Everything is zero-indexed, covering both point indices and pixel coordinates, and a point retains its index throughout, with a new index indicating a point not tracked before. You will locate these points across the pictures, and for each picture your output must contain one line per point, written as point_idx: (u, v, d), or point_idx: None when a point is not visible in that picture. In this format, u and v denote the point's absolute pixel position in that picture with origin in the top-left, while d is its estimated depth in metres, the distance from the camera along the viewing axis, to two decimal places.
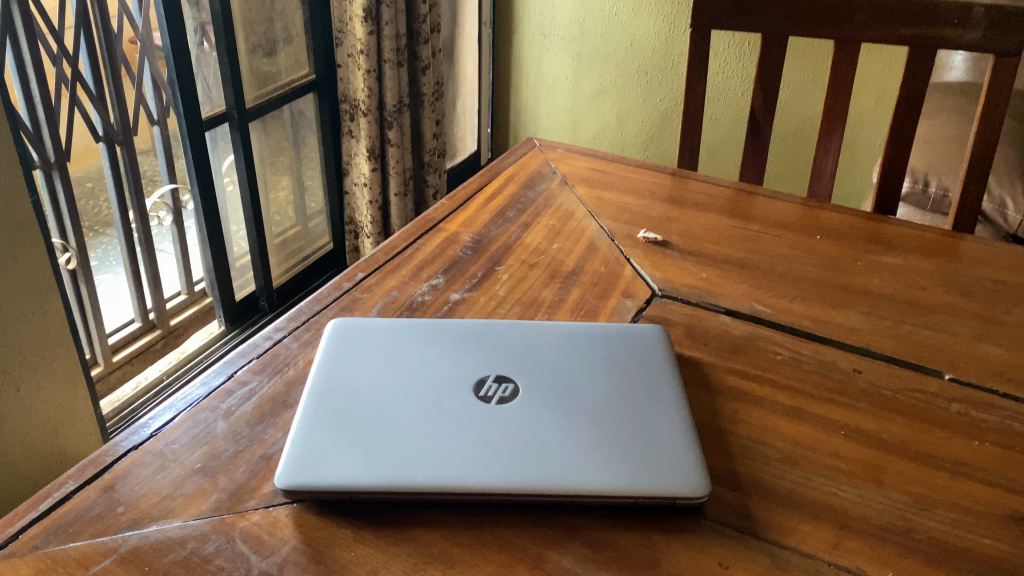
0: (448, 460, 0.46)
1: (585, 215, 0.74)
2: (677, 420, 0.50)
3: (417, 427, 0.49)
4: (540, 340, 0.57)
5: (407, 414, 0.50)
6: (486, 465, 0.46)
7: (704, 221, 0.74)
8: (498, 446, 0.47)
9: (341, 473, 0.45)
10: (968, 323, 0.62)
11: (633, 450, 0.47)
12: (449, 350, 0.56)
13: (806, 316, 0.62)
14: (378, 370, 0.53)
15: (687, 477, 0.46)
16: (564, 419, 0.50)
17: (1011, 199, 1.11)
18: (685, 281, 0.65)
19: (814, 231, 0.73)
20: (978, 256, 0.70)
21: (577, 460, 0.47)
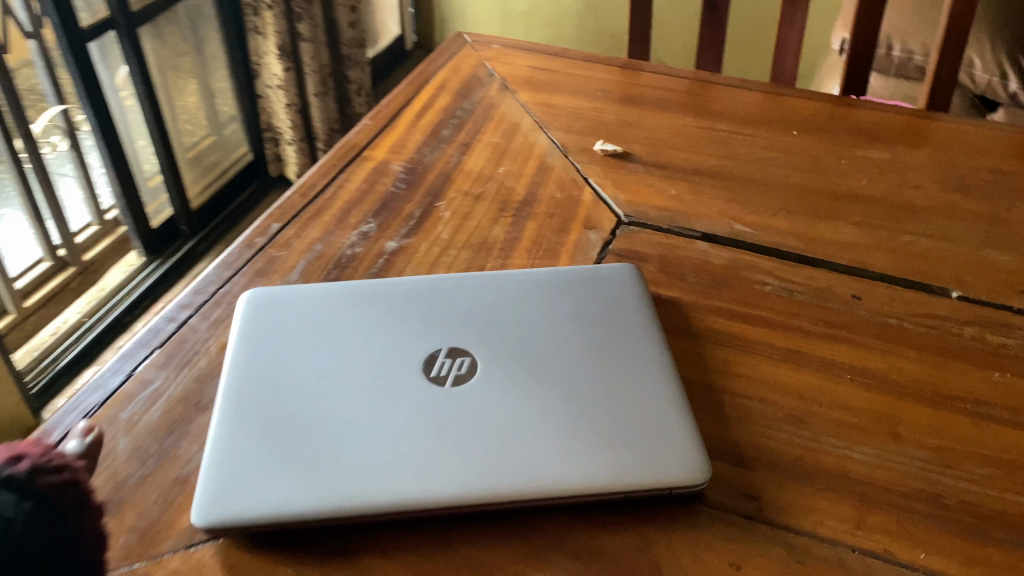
0: (403, 466, 0.39)
1: (532, 126, 0.65)
2: (665, 385, 0.43)
3: (362, 425, 0.41)
4: (496, 291, 0.49)
5: (348, 408, 0.42)
6: (450, 469, 0.39)
7: (667, 123, 0.65)
8: (462, 441, 0.40)
9: (275, 497, 0.37)
10: (971, 226, 0.55)
11: (617, 431, 0.40)
12: (390, 316, 0.47)
13: (793, 234, 0.55)
14: (308, 352, 0.45)
15: (682, 461, 0.39)
16: (535, 396, 0.42)
17: (978, 57, 1.05)
18: (653, 202, 0.57)
19: (790, 126, 0.65)
20: (971, 142, 0.63)
21: (558, 450, 0.39)
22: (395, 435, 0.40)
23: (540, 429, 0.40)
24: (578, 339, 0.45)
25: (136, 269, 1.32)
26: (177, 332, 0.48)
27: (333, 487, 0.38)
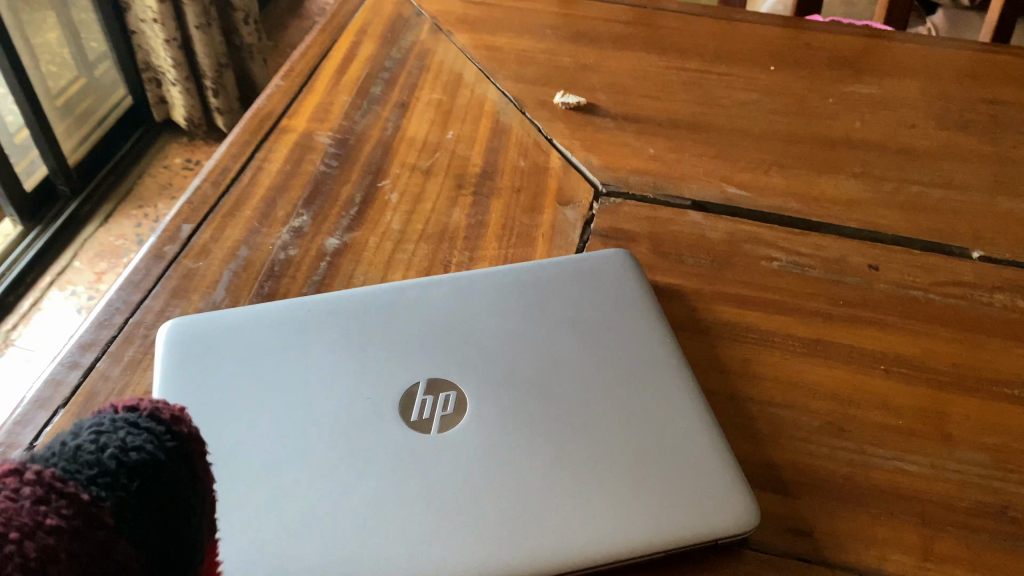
0: (406, 546, 0.31)
1: (477, 76, 0.56)
2: (698, 405, 0.36)
3: (344, 490, 0.33)
4: (477, 292, 0.41)
5: (323, 467, 0.33)
6: (465, 543, 0.31)
7: (629, 66, 0.58)
8: (473, 503, 0.32)
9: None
10: (977, 170, 0.50)
11: (650, 473, 0.34)
12: (355, 334, 0.39)
13: (791, 194, 0.48)
14: (259, 390, 0.36)
15: (729, 504, 0.33)
16: (552, 432, 0.35)
17: None
18: (631, 166, 0.50)
19: (765, 60, 0.58)
20: (956, 69, 0.57)
21: (591, 504, 0.33)
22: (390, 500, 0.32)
23: (565, 478, 0.33)
24: (587, 348, 0.38)
25: (13, 241, 1.15)
26: (85, 382, 0.38)
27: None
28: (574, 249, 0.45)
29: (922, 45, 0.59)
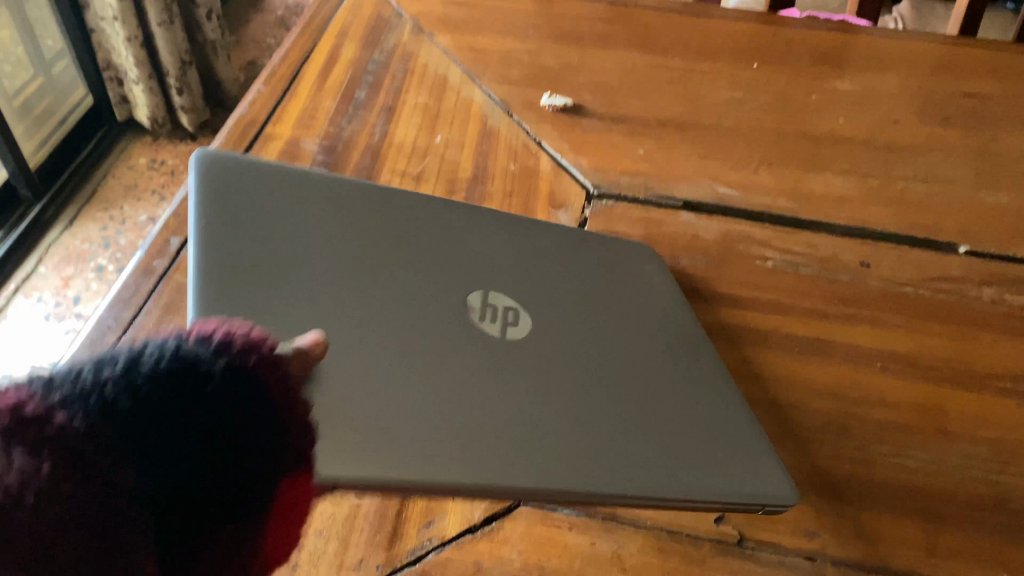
0: (522, 434, 0.28)
1: (462, 79, 0.56)
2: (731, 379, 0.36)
3: (448, 365, 0.30)
4: (537, 227, 0.40)
5: (410, 342, 0.30)
6: (572, 438, 0.29)
7: (613, 65, 0.58)
8: (575, 408, 0.30)
9: (363, 453, 0.25)
10: (960, 165, 0.51)
11: (712, 425, 0.33)
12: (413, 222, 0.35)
13: (782, 192, 0.49)
14: (331, 246, 0.32)
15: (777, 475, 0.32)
16: (634, 364, 0.34)
17: None
18: (622, 167, 0.50)
19: (747, 56, 0.59)
20: (933, 63, 0.58)
21: (666, 436, 0.31)
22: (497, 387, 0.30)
23: (655, 404, 0.32)
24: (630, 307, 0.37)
25: None
26: None
27: (445, 450, 0.26)
28: None
29: (899, 39, 0.61)
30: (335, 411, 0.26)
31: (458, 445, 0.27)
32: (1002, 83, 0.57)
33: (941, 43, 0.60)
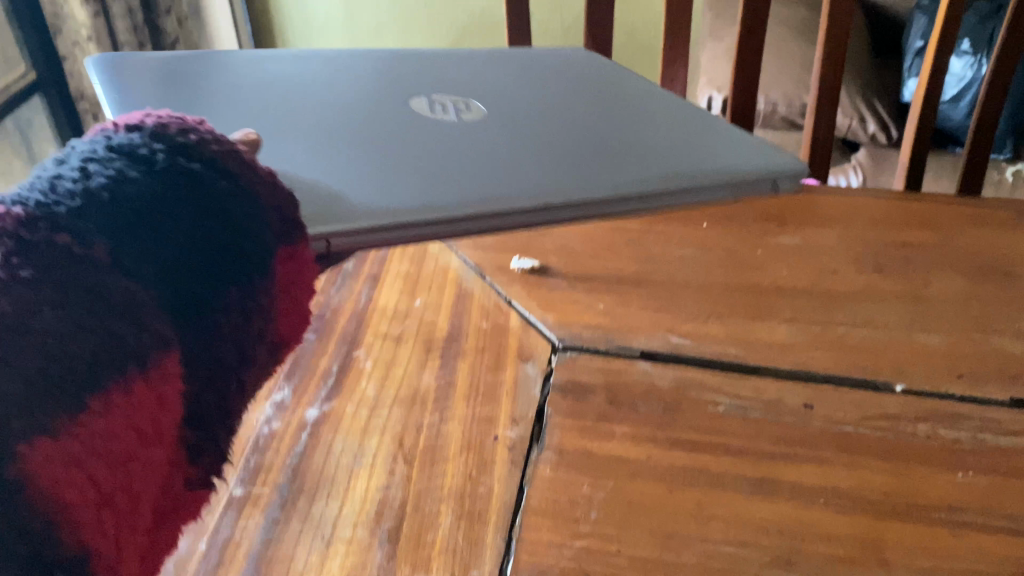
0: (486, 154, 0.45)
1: (441, 248, 0.62)
2: (653, 112, 0.54)
3: (426, 129, 0.47)
4: (459, 59, 0.58)
5: (396, 127, 0.47)
6: (535, 156, 0.46)
7: (578, 229, 0.64)
8: (535, 146, 0.47)
9: (385, 170, 0.42)
10: (895, 309, 0.55)
11: (631, 142, 0.49)
12: (327, 90, 0.50)
13: (731, 340, 0.53)
14: (319, 93, 0.50)
15: (744, 163, 0.49)
16: (568, 120, 0.51)
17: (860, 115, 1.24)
18: (584, 321, 0.55)
19: (699, 217, 0.65)
20: (868, 216, 0.64)
21: (604, 154, 0.47)
22: (439, 158, 0.44)
23: (595, 142, 0.48)
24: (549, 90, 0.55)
25: None
26: None
27: (438, 172, 0.43)
28: (537, 402, 0.49)
29: (836, 195, 0.67)
30: (361, 154, 0.43)
31: (447, 167, 0.43)
32: (935, 233, 0.62)
33: (874, 198, 0.67)
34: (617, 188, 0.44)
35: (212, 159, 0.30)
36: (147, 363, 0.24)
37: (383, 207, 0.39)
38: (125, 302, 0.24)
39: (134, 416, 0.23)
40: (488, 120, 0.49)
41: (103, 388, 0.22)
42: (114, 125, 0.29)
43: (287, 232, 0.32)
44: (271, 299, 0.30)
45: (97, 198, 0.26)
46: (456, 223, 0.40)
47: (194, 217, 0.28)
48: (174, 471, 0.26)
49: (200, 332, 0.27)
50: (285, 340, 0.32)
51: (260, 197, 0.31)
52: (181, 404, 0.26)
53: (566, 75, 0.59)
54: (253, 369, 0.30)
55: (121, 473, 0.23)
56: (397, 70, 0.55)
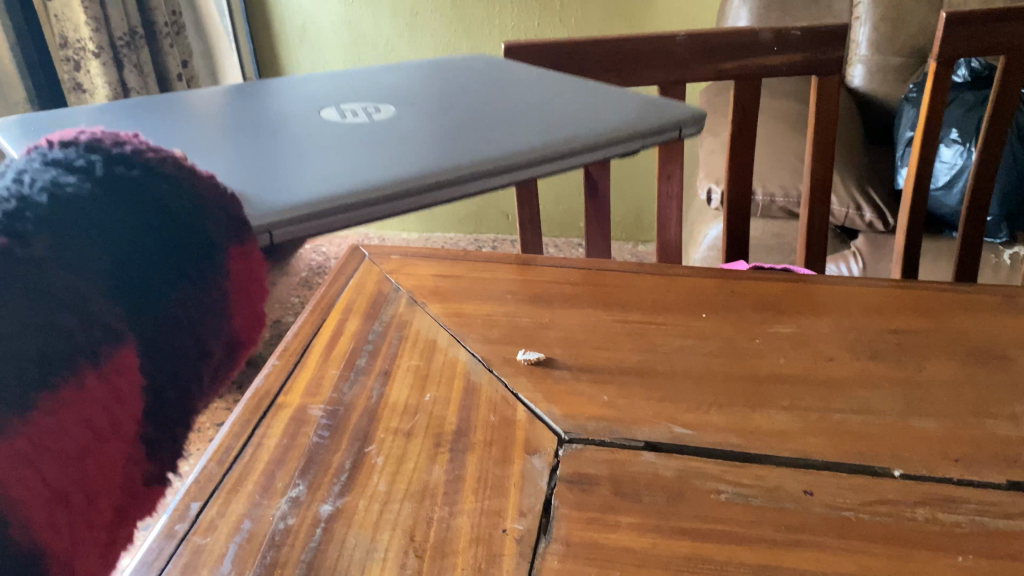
0: (404, 142, 0.58)
1: (449, 341, 0.65)
2: (513, 98, 0.68)
3: (353, 130, 0.60)
4: (356, 82, 0.72)
5: (331, 132, 0.59)
6: (444, 137, 0.59)
7: (580, 322, 0.66)
8: (437, 130, 0.60)
9: (331, 163, 0.54)
10: (890, 395, 0.57)
11: (518, 118, 0.64)
12: (229, 125, 0.61)
13: (731, 429, 0.55)
14: (259, 121, 0.62)
15: (614, 123, 0.64)
16: (460, 110, 0.65)
17: (856, 204, 1.26)
18: (588, 412, 0.57)
19: (698, 308, 0.67)
20: (861, 303, 0.67)
21: (497, 127, 0.62)
22: (343, 158, 0.55)
23: (490, 123, 0.62)
24: (439, 93, 0.69)
25: None
26: None
27: (369, 156, 0.56)
28: (543, 495, 0.50)
29: (826, 283, 0.70)
30: (307, 152, 0.56)
31: (375, 152, 0.56)
32: (927, 319, 0.64)
33: (864, 284, 0.69)
34: (519, 155, 0.58)
35: (148, 165, 0.35)
36: (99, 357, 0.30)
37: (303, 198, 0.49)
38: (70, 297, 0.29)
39: (86, 410, 0.29)
40: (373, 126, 0.61)
41: (53, 384, 0.28)
42: (48, 141, 0.33)
43: (236, 231, 0.38)
44: (225, 292, 0.36)
45: (54, 198, 0.30)
46: (369, 206, 0.52)
47: (132, 224, 0.33)
48: (132, 464, 0.33)
49: (152, 320, 0.33)
50: (243, 341, 0.37)
51: (202, 193, 0.36)
52: (137, 400, 0.32)
53: (430, 87, 0.71)
54: (209, 366, 0.35)
55: (74, 468, 0.30)
56: (286, 104, 0.66)
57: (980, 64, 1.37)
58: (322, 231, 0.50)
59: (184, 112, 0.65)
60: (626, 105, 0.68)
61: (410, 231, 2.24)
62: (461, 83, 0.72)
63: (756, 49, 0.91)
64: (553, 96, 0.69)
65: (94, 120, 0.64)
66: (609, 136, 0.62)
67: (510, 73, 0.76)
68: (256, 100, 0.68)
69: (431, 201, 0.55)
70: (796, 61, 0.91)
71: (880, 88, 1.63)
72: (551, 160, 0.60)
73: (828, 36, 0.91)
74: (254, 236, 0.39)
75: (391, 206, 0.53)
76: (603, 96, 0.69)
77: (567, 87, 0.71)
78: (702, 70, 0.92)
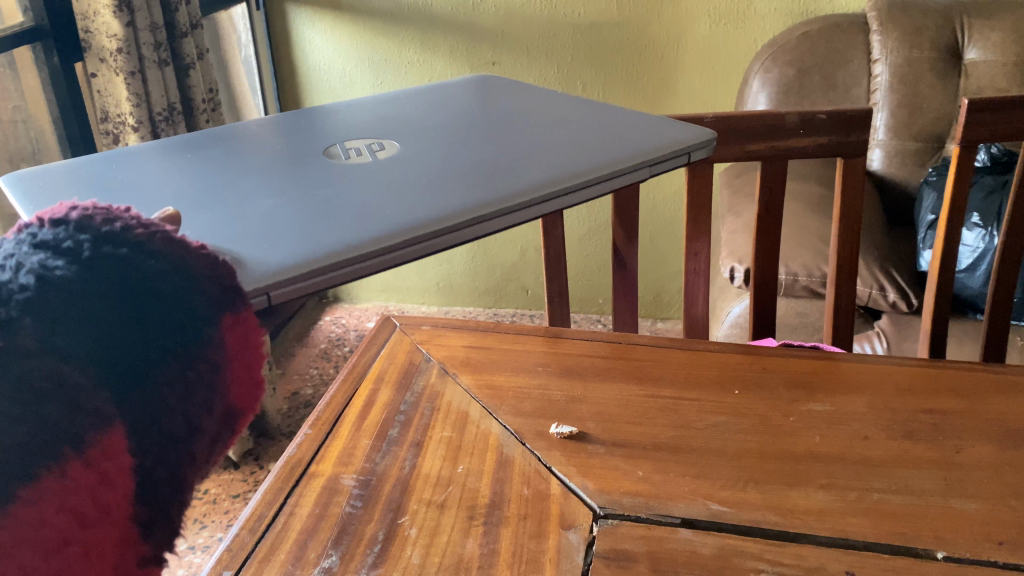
0: (416, 179, 0.59)
1: (481, 413, 0.65)
2: (516, 124, 0.70)
3: (365, 171, 0.60)
4: (359, 115, 0.73)
5: (342, 172, 0.60)
6: (455, 171, 0.60)
7: (613, 396, 0.66)
8: (447, 166, 0.61)
9: (348, 205, 0.55)
10: (928, 477, 0.56)
11: (528, 149, 0.64)
12: (235, 169, 0.61)
13: (768, 507, 0.54)
14: (263, 162, 0.62)
15: (621, 153, 0.65)
16: (467, 142, 0.65)
17: (880, 283, 1.27)
18: (623, 487, 0.56)
19: (731, 385, 0.67)
20: (892, 383, 0.67)
21: (507, 161, 0.62)
22: (352, 204, 0.55)
23: (500, 155, 0.63)
24: (442, 124, 0.70)
25: None
26: None
27: (385, 197, 0.56)
28: (579, 571, 0.49)
29: (845, 359, 0.70)
30: (322, 196, 0.56)
31: (390, 192, 0.57)
32: (961, 399, 0.64)
33: (888, 360, 0.70)
34: (534, 190, 0.59)
35: (138, 242, 0.38)
36: (84, 445, 0.33)
37: (304, 257, 0.49)
38: (57, 388, 0.32)
39: (69, 498, 0.32)
40: (377, 168, 0.61)
41: (34, 476, 0.31)
42: (39, 220, 0.36)
43: (229, 299, 0.40)
44: (218, 363, 0.39)
45: (41, 282, 0.33)
46: (374, 260, 0.51)
47: (120, 309, 0.35)
48: (126, 547, 0.35)
49: (141, 402, 0.36)
50: (240, 410, 0.40)
51: (191, 266, 0.39)
52: (127, 484, 0.35)
53: (434, 120, 0.71)
54: (202, 441, 0.38)
55: (56, 558, 0.32)
56: (289, 142, 0.66)
57: (999, 149, 1.39)
58: (326, 286, 0.50)
59: (185, 154, 0.65)
60: (625, 133, 0.69)
61: (429, 303, 2.26)
62: (467, 113, 0.72)
63: (782, 132, 0.93)
64: (556, 127, 0.69)
65: (91, 162, 0.63)
66: (609, 169, 0.63)
67: (515, 100, 0.77)
68: (261, 138, 0.68)
69: (447, 246, 0.55)
70: (821, 143, 0.92)
71: (899, 172, 1.65)
72: (554, 196, 0.60)
73: (851, 120, 0.93)
74: (248, 303, 0.42)
75: (419, 252, 0.54)
76: (608, 125, 0.70)
77: (570, 119, 0.71)
78: (732, 151, 0.93)
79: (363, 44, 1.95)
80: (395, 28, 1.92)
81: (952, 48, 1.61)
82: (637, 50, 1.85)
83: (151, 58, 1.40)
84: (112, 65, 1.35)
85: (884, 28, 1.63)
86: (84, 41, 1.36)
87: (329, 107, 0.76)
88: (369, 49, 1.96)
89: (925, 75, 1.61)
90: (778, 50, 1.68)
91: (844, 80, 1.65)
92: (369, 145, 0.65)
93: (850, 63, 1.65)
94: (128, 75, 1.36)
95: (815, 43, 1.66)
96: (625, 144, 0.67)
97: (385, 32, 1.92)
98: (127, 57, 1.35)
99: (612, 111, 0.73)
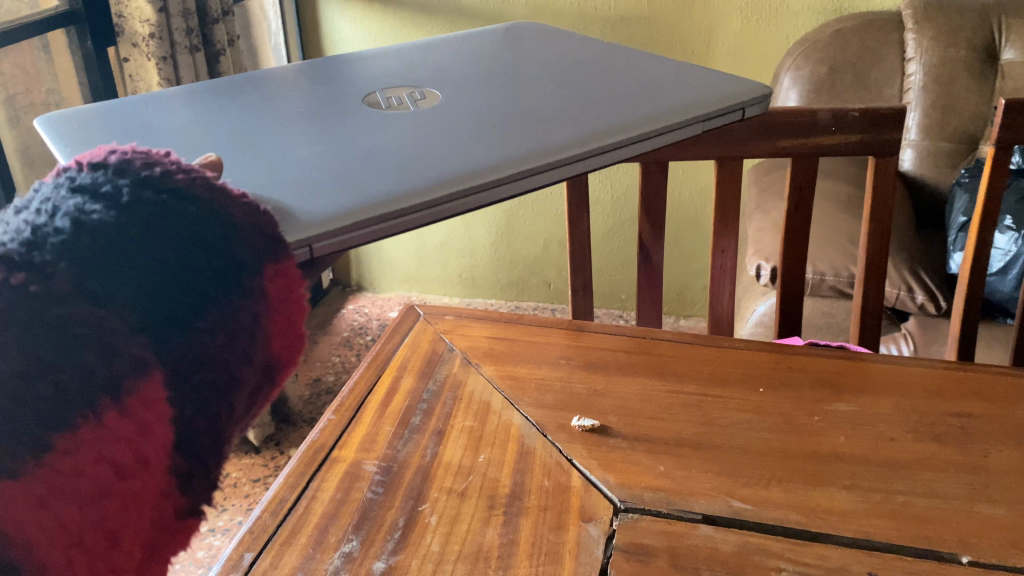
0: (454, 131, 0.59)
1: (503, 404, 0.65)
2: (554, 75, 0.69)
3: (405, 121, 0.60)
4: (395, 64, 0.73)
5: (381, 122, 0.60)
6: (494, 122, 0.60)
7: (636, 391, 0.66)
8: (484, 117, 0.61)
9: (386, 156, 0.55)
10: (956, 481, 0.55)
11: (567, 101, 0.64)
12: (273, 116, 0.61)
13: (791, 506, 0.53)
14: (300, 110, 0.62)
15: (662, 110, 0.64)
16: (506, 94, 0.65)
17: (909, 285, 1.26)
18: (644, 482, 0.56)
19: (755, 383, 0.67)
20: (920, 385, 0.66)
21: (546, 114, 0.62)
22: (391, 156, 0.55)
23: (538, 107, 0.63)
24: (479, 74, 0.69)
25: None
26: None
27: (423, 148, 0.56)
28: (599, 564, 0.49)
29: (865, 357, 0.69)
30: (360, 147, 0.56)
31: (429, 143, 0.57)
32: (989, 404, 0.63)
33: (914, 361, 0.69)
34: (574, 145, 0.58)
35: (177, 187, 0.37)
36: (122, 393, 0.32)
37: (345, 207, 0.49)
38: (92, 332, 0.31)
39: (105, 448, 0.32)
40: (416, 118, 0.61)
41: (71, 425, 0.31)
42: (78, 163, 0.36)
43: (271, 249, 0.39)
44: (259, 315, 0.37)
45: (77, 225, 0.32)
46: (416, 212, 0.51)
47: (161, 254, 0.34)
48: (165, 499, 0.35)
49: (180, 349, 0.34)
50: (280, 362, 0.39)
51: (233, 214, 0.38)
52: (167, 434, 0.34)
53: (474, 69, 0.70)
54: (242, 393, 0.37)
55: (93, 507, 0.32)
56: (327, 90, 0.66)
57: None
58: (369, 238, 0.50)
59: (222, 99, 0.65)
60: (666, 89, 0.67)
61: (451, 295, 2.26)
62: (503, 63, 0.72)
63: (813, 130, 0.91)
64: (596, 78, 0.69)
65: (127, 107, 0.64)
66: (652, 126, 0.62)
67: (551, 49, 0.76)
68: (299, 85, 0.68)
69: (487, 201, 0.55)
70: (853, 141, 0.91)
71: (930, 173, 1.63)
72: (598, 152, 0.59)
73: (883, 119, 0.91)
74: (290, 255, 0.41)
75: (461, 205, 0.53)
76: (648, 78, 0.69)
77: (615, 71, 0.70)
78: (762, 148, 0.92)
79: (393, 35, 1.96)
80: (423, 18, 1.92)
81: (989, 47, 1.59)
82: (667, 44, 1.84)
83: (183, 43, 1.41)
84: (145, 50, 1.36)
85: (920, 27, 1.61)
86: (117, 26, 1.37)
87: (366, 53, 0.76)
88: (398, 40, 1.96)
89: (960, 75, 1.59)
90: (810, 47, 1.66)
91: (876, 78, 1.63)
92: (410, 94, 0.65)
93: (883, 61, 1.63)
94: (160, 61, 1.37)
95: (847, 41, 1.64)
96: (667, 102, 0.66)
97: (415, 23, 1.93)
98: (159, 43, 1.36)
99: (660, 65, 0.72)
